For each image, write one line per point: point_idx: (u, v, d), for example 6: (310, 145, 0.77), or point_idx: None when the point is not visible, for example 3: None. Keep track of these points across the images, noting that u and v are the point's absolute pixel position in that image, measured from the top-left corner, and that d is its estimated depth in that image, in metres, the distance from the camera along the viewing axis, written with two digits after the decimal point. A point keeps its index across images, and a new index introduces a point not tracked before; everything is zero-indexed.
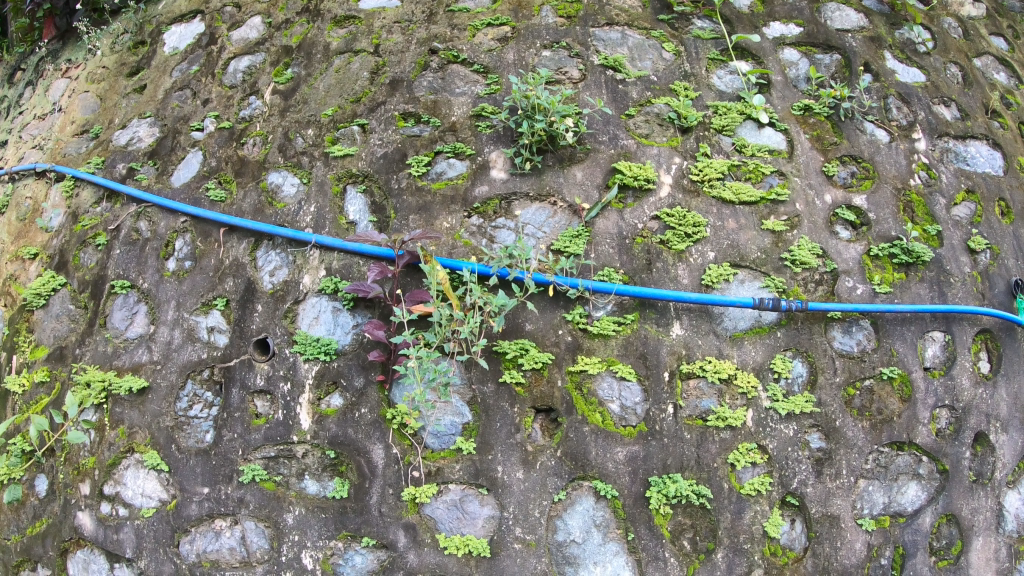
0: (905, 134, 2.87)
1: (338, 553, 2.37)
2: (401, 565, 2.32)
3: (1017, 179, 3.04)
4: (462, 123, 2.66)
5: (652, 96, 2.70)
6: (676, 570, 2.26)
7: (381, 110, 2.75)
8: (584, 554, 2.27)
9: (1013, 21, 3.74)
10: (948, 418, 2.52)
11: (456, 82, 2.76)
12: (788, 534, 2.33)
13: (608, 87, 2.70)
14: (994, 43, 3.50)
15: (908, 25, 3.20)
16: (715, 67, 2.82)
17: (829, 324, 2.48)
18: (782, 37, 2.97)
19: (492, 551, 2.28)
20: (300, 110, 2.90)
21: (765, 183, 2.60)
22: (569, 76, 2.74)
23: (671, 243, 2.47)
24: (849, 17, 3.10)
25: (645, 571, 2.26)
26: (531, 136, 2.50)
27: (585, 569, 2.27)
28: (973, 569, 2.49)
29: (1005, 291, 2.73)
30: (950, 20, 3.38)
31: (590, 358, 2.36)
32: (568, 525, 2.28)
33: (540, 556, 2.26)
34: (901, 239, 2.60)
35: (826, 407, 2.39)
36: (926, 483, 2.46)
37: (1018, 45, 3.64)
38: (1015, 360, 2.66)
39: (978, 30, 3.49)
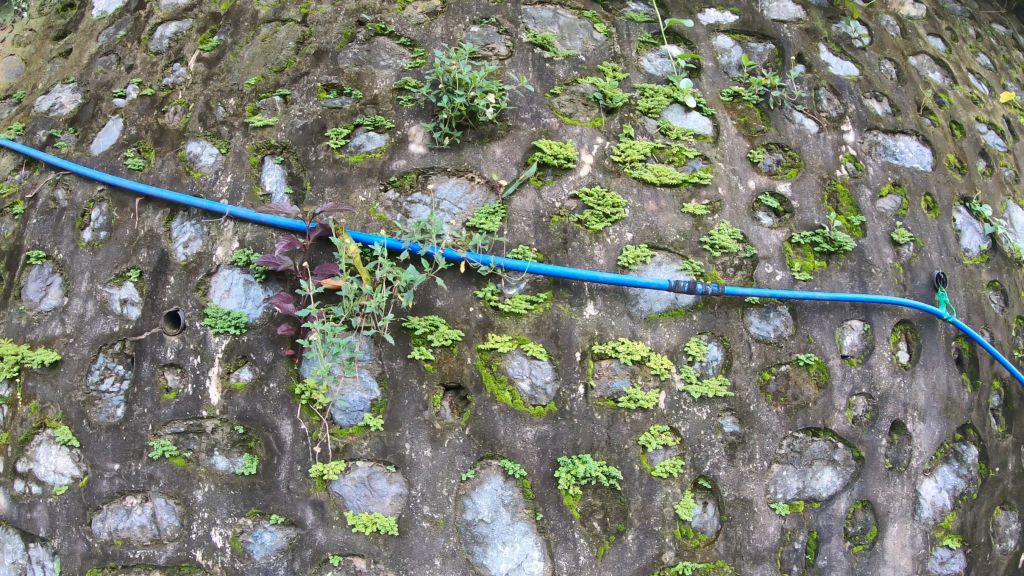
0: (833, 125, 2.90)
1: (247, 530, 2.33)
2: (309, 544, 2.30)
3: (945, 175, 3.07)
4: (384, 96, 2.62)
5: (579, 76, 2.67)
6: (586, 551, 2.28)
7: (304, 81, 2.69)
8: (493, 534, 2.26)
9: (950, 24, 3.81)
10: (865, 406, 2.56)
11: (382, 55, 2.71)
12: (700, 517, 2.36)
13: (535, 65, 2.67)
14: (931, 43, 3.54)
15: (845, 19, 3.23)
16: (646, 51, 2.80)
17: (746, 309, 2.49)
18: (716, 24, 2.97)
19: (400, 530, 2.27)
20: (223, 79, 2.80)
21: (688, 166, 2.60)
22: (496, 53, 2.70)
23: (588, 223, 2.45)
24: (785, 8, 3.11)
25: (555, 552, 2.27)
26: (451, 111, 2.46)
27: (494, 549, 2.26)
28: (886, 554, 2.54)
29: (927, 284, 2.78)
30: (888, 19, 3.43)
31: (501, 336, 2.34)
32: (476, 505, 2.27)
33: (448, 536, 2.26)
34: (823, 228, 2.62)
35: (740, 391, 2.40)
36: (841, 469, 2.50)
37: (955, 47, 3.69)
38: (934, 351, 2.70)
39: (916, 29, 3.54)
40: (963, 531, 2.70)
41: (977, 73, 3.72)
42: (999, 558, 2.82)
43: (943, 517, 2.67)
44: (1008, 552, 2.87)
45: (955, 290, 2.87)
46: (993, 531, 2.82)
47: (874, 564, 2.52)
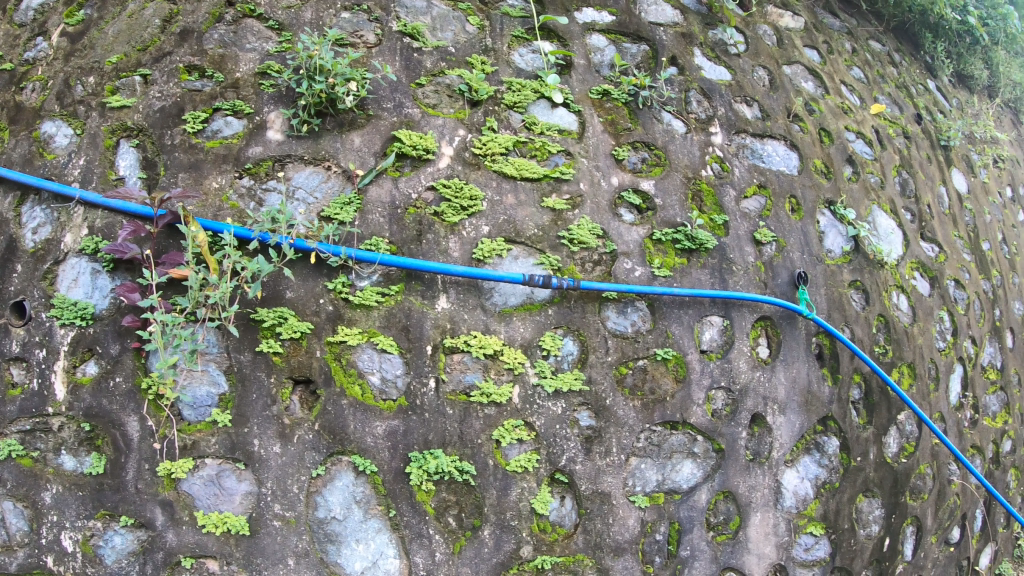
0: (702, 126, 2.95)
1: (97, 534, 2.21)
2: (160, 546, 2.21)
3: (811, 179, 3.16)
4: (246, 80, 2.52)
5: (446, 67, 2.64)
6: (442, 547, 2.29)
7: (166, 61, 2.54)
8: (345, 532, 2.25)
9: (827, 37, 3.98)
10: (724, 399, 2.63)
11: (248, 38, 2.59)
12: (557, 511, 2.39)
13: (402, 54, 2.62)
14: (806, 54, 3.68)
15: (722, 26, 3.29)
16: (518, 45, 2.78)
17: (604, 304, 2.51)
18: (592, 23, 2.95)
19: (251, 529, 2.22)
20: (85, 55, 2.62)
21: (550, 161, 2.61)
22: (364, 40, 2.63)
23: (445, 215, 2.44)
24: (663, 12, 3.14)
25: (410, 548, 2.27)
26: (310, 96, 2.41)
27: (347, 547, 2.25)
28: (749, 542, 2.64)
29: (787, 282, 2.87)
30: (766, 28, 3.54)
31: (351, 329, 2.30)
32: (328, 502, 2.24)
33: (301, 534, 2.23)
34: (685, 226, 2.68)
35: (595, 385, 2.43)
36: (701, 461, 2.57)
37: (829, 59, 3.85)
38: (793, 347, 2.79)
39: (792, 40, 3.67)
40: (825, 518, 2.83)
41: (849, 85, 3.88)
42: (862, 543, 2.97)
43: (805, 505, 2.79)
44: (871, 537, 3.02)
45: (816, 289, 2.96)
46: (856, 518, 2.97)
47: (738, 552, 2.63)
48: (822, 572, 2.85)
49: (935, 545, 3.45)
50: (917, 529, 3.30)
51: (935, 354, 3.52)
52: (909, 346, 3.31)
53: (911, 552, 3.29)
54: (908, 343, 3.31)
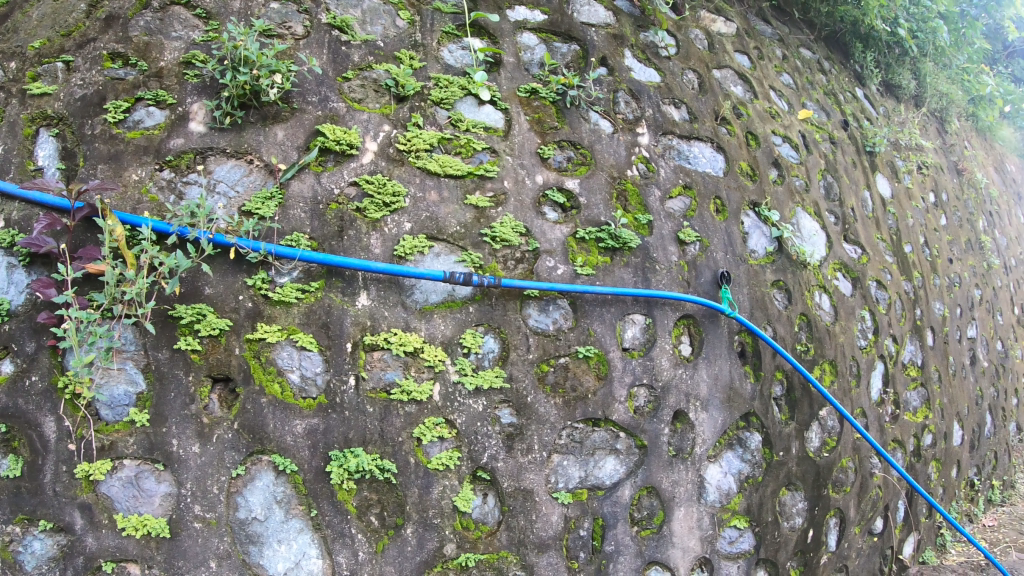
0: (629, 127, 2.97)
1: (15, 539, 2.10)
2: (80, 551, 2.12)
3: (736, 181, 3.22)
4: (170, 69, 2.45)
5: (374, 62, 2.61)
6: (365, 547, 2.26)
7: (90, 48, 2.45)
8: (267, 532, 2.21)
9: (759, 44, 4.07)
10: (646, 396, 2.66)
11: (174, 25, 2.51)
12: (480, 508, 2.39)
13: (330, 47, 2.58)
14: (736, 59, 3.75)
15: (654, 29, 3.33)
16: (447, 41, 2.75)
17: (525, 301, 2.52)
18: (524, 21, 2.95)
19: (171, 531, 2.16)
20: (6, 39, 2.49)
21: (474, 159, 2.61)
22: (292, 32, 2.58)
23: (367, 212, 2.42)
24: (596, 12, 3.16)
25: (333, 548, 2.24)
26: (233, 88, 2.35)
27: (269, 548, 2.21)
28: (674, 537, 2.68)
29: (710, 281, 2.91)
30: (697, 32, 3.59)
31: (270, 326, 2.27)
32: (249, 502, 2.20)
33: (222, 536, 2.17)
34: (608, 225, 2.71)
35: (516, 382, 2.44)
36: (624, 458, 2.60)
37: (759, 65, 3.94)
38: (715, 345, 2.84)
39: (724, 45, 3.73)
40: (749, 511, 2.89)
41: (778, 91, 3.97)
42: (785, 535, 3.04)
43: (729, 499, 2.84)
44: (795, 529, 3.10)
45: (739, 288, 3.02)
46: (780, 511, 3.04)
47: (663, 546, 2.66)
48: (747, 564, 2.90)
49: (858, 535, 3.56)
50: (840, 520, 3.40)
51: (856, 352, 3.62)
52: (830, 343, 3.40)
53: (835, 543, 3.38)
54: (829, 341, 3.39)
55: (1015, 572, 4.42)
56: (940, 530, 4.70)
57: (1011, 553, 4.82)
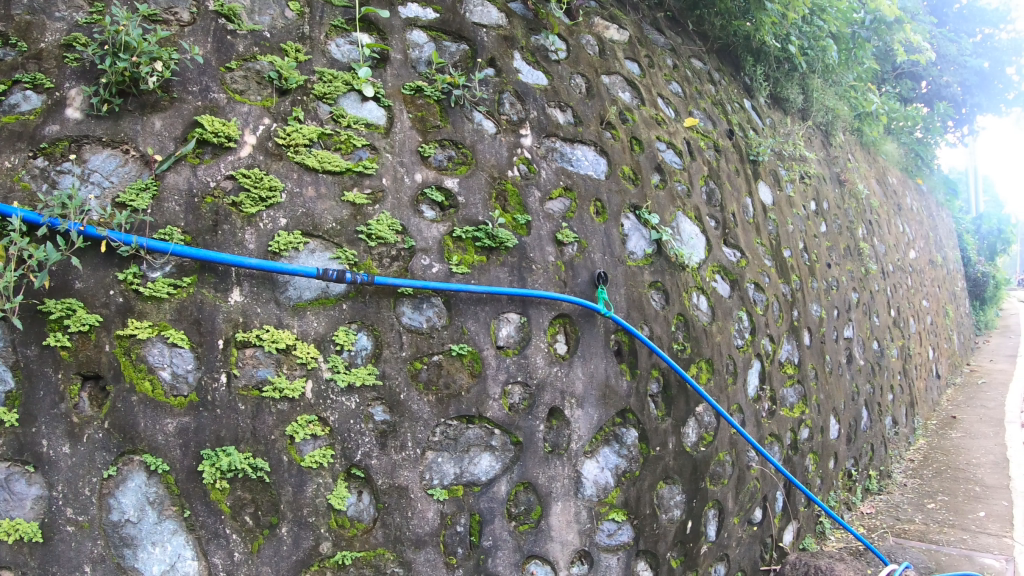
0: (512, 128, 3.01)
1: None
2: None
3: (618, 185, 3.30)
4: (50, 51, 2.33)
5: (259, 52, 2.56)
6: (240, 547, 2.22)
7: None
8: (140, 534, 2.15)
9: (650, 52, 4.18)
10: (520, 394, 2.71)
11: (58, 4, 2.37)
12: (355, 506, 2.39)
13: (215, 36, 2.49)
14: (626, 66, 3.84)
15: (545, 32, 3.37)
16: (336, 35, 2.71)
17: (399, 299, 2.53)
18: (415, 18, 2.92)
19: (44, 536, 2.07)
20: None
21: (354, 155, 2.60)
22: (177, 18, 2.48)
23: (242, 206, 2.38)
24: (489, 13, 3.17)
25: (208, 549, 2.19)
26: (112, 75, 2.26)
27: (144, 551, 2.15)
28: (552, 530, 2.73)
29: (587, 281, 2.99)
30: (589, 38, 3.66)
31: (141, 322, 2.20)
32: (121, 504, 2.13)
33: (95, 539, 2.10)
34: (486, 224, 2.75)
35: (389, 379, 2.45)
36: (499, 454, 2.65)
37: (649, 72, 4.05)
38: (590, 343, 2.91)
39: (615, 52, 3.81)
40: (626, 504, 2.97)
41: (666, 98, 4.08)
42: (664, 526, 3.14)
43: (606, 493, 2.92)
44: (674, 521, 3.20)
45: (616, 288, 3.10)
46: (658, 503, 3.13)
47: (541, 540, 2.71)
48: (627, 556, 2.97)
49: (737, 525, 3.71)
50: (718, 511, 3.53)
51: (733, 351, 3.77)
52: (707, 343, 3.53)
53: (714, 534, 3.51)
54: (705, 340, 3.52)
55: (889, 556, 4.69)
56: (819, 518, 4.94)
57: (888, 538, 5.12)
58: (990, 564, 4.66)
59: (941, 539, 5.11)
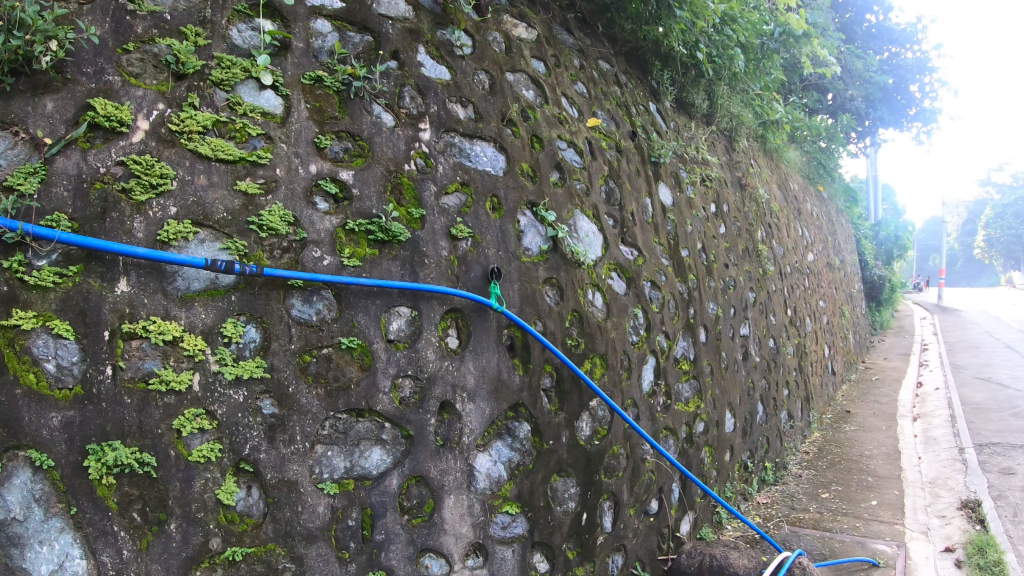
0: (411, 122, 3.00)
1: None
2: None
3: (515, 181, 3.34)
4: None
5: (157, 35, 2.46)
6: (128, 544, 2.16)
7: None
8: (28, 533, 2.06)
9: (557, 52, 4.22)
10: (411, 387, 2.72)
11: None
12: (244, 501, 2.35)
13: (113, 15, 2.40)
14: (532, 64, 3.87)
15: (452, 27, 3.35)
16: (238, 21, 2.63)
17: (289, 291, 2.49)
18: (321, 6, 2.87)
19: None
20: None
21: (248, 144, 2.54)
22: None
23: (132, 193, 2.30)
24: (395, 5, 3.12)
25: (96, 548, 2.12)
26: (4, 52, 2.13)
27: (32, 550, 2.07)
28: (445, 524, 2.75)
29: (480, 276, 3.02)
30: (496, 35, 3.67)
31: (25, 312, 2.10)
32: (6, 502, 2.04)
33: None
34: (379, 218, 2.75)
35: (277, 372, 2.42)
36: (390, 448, 2.65)
37: (555, 72, 4.09)
38: (481, 338, 2.94)
39: (522, 50, 3.83)
40: (519, 497, 3.02)
41: (570, 98, 4.14)
42: (559, 518, 3.20)
43: (499, 486, 2.95)
44: (568, 513, 3.26)
45: (510, 284, 3.14)
46: (552, 496, 3.18)
47: (434, 533, 2.72)
48: (521, 548, 3.01)
49: (633, 516, 3.80)
50: (613, 503, 3.61)
51: (628, 347, 3.85)
52: (601, 339, 3.60)
53: (609, 525, 3.58)
54: (600, 336, 3.60)
55: (784, 544, 4.89)
56: (716, 509, 5.09)
57: (784, 527, 5.33)
58: (882, 550, 4.90)
59: (834, 527, 5.34)
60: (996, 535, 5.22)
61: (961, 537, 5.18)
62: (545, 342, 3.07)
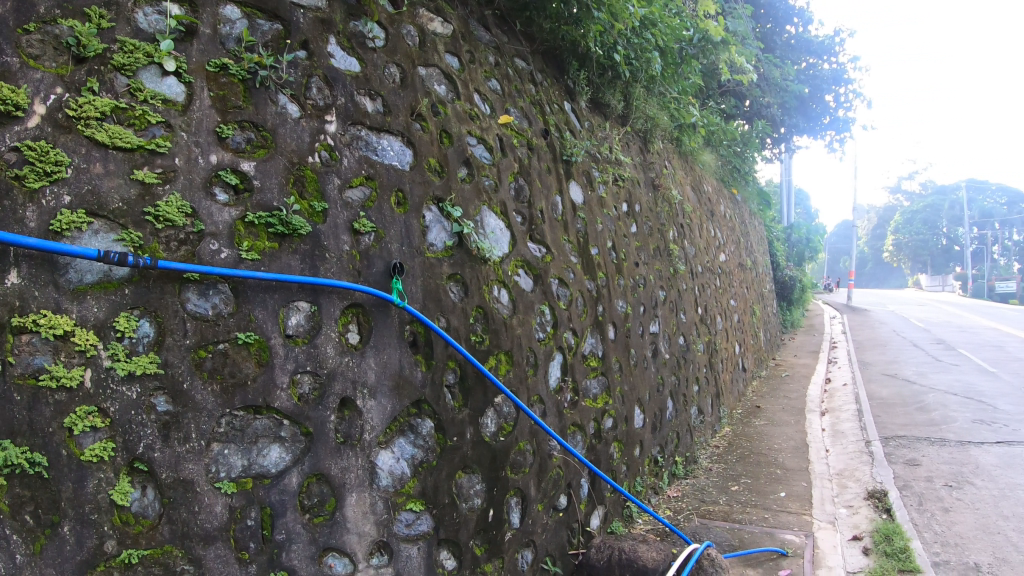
0: (317, 114, 2.95)
1: None
2: None
3: (422, 176, 3.32)
4: None
5: (59, 15, 2.36)
6: (20, 548, 2.07)
7: None
8: None
9: (472, 47, 4.21)
10: (310, 383, 2.68)
11: None
12: (139, 501, 2.27)
13: None
14: (445, 60, 3.85)
15: (364, 19, 3.31)
16: (144, 2, 2.52)
17: (184, 285, 2.42)
18: None
19: None
20: None
21: (148, 132, 2.45)
22: None
23: (25, 180, 2.19)
24: None
25: None
26: None
27: None
28: (347, 522, 2.71)
29: (382, 272, 2.99)
30: (410, 28, 3.63)
31: None
32: None
33: None
34: (280, 211, 2.69)
35: (172, 368, 2.34)
36: (289, 446, 2.60)
37: (469, 68, 4.08)
38: (383, 333, 2.92)
39: (435, 44, 3.81)
40: (424, 494, 3.00)
41: (483, 94, 4.13)
42: (465, 515, 3.19)
43: (402, 484, 2.93)
44: (474, 509, 3.26)
45: (413, 280, 3.12)
46: (457, 493, 3.18)
47: (336, 532, 2.68)
48: (427, 545, 3.00)
49: (541, 512, 3.82)
50: (521, 499, 3.62)
51: (534, 343, 3.88)
52: (506, 335, 3.61)
53: (517, 521, 3.60)
54: (505, 333, 3.61)
55: (693, 536, 5.00)
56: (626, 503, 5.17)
57: (693, 520, 5.45)
58: (790, 540, 5.06)
59: (743, 519, 5.48)
60: (902, 523, 5.49)
61: (869, 525, 5.51)
62: (447, 338, 3.06)
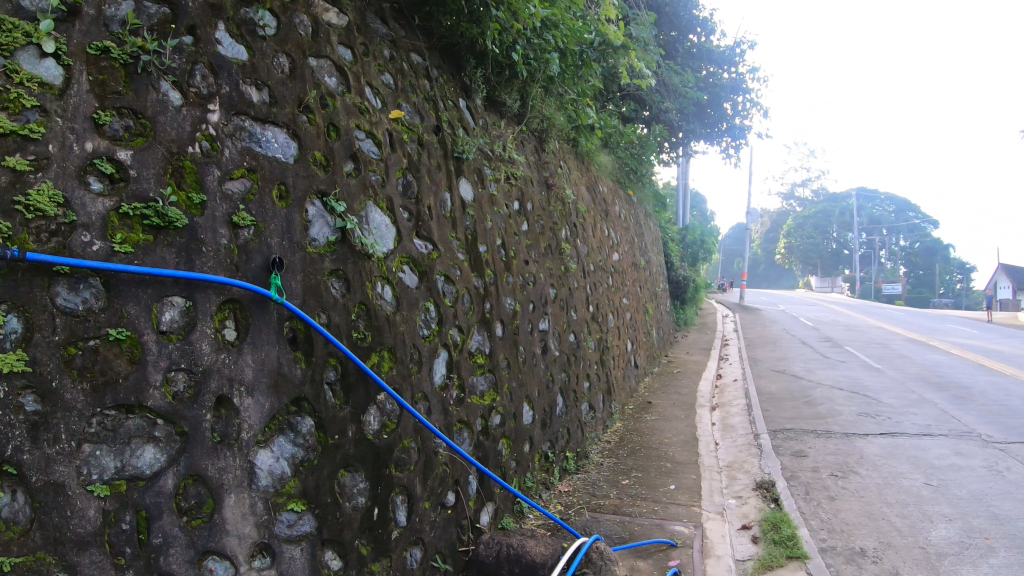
0: (200, 102, 2.84)
1: None
2: None
3: (306, 170, 3.25)
4: None
5: None
6: None
7: None
8: None
9: (366, 40, 4.15)
10: (185, 381, 2.59)
11: None
12: (8, 506, 2.14)
13: None
14: (337, 51, 3.78)
15: (256, 6, 3.20)
16: None
17: (54, 278, 2.29)
18: None
19: None
20: None
21: (21, 116, 2.32)
22: None
23: None
24: None
25: None
26: None
27: None
28: (226, 524, 2.64)
29: (260, 266, 2.92)
30: (302, 17, 3.55)
31: None
32: None
33: None
34: (156, 202, 2.58)
35: (39, 366, 2.23)
36: (164, 446, 2.51)
37: (362, 61, 4.02)
38: (260, 330, 2.85)
39: (328, 35, 3.73)
40: (306, 493, 2.95)
41: (374, 88, 4.08)
42: (349, 514, 3.15)
43: (282, 484, 2.87)
44: (358, 508, 3.22)
45: (292, 275, 3.06)
46: (340, 492, 3.13)
47: (215, 534, 2.60)
48: (310, 545, 2.94)
49: (428, 509, 3.81)
50: (407, 497, 3.60)
51: (418, 340, 3.86)
52: (390, 332, 3.59)
53: (403, 518, 3.58)
54: (388, 330, 3.58)
55: (584, 530, 5.10)
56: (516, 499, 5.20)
57: (584, 513, 5.54)
58: (681, 531, 5.22)
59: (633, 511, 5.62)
60: (790, 510, 5.74)
61: (758, 513, 5.76)
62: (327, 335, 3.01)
